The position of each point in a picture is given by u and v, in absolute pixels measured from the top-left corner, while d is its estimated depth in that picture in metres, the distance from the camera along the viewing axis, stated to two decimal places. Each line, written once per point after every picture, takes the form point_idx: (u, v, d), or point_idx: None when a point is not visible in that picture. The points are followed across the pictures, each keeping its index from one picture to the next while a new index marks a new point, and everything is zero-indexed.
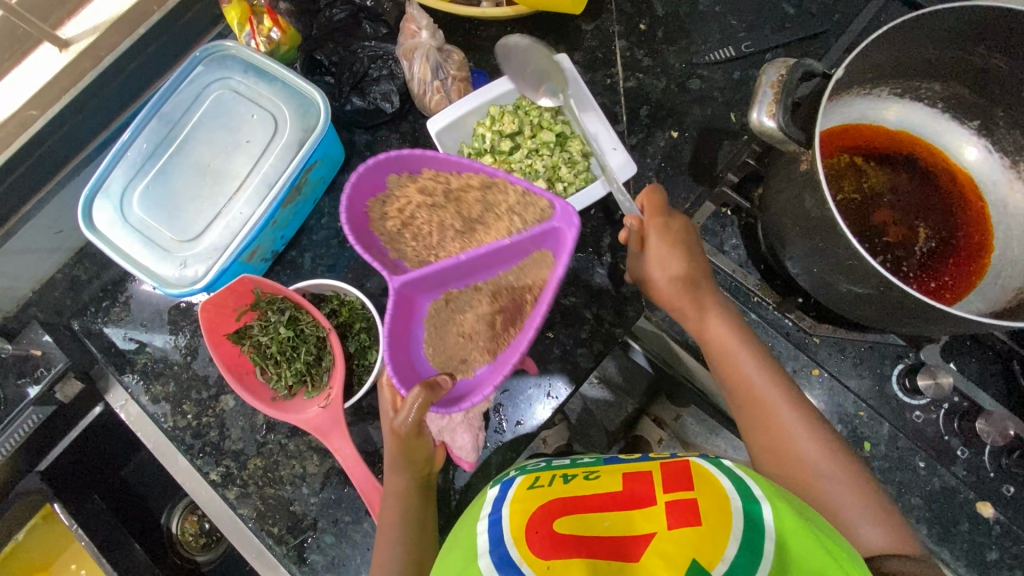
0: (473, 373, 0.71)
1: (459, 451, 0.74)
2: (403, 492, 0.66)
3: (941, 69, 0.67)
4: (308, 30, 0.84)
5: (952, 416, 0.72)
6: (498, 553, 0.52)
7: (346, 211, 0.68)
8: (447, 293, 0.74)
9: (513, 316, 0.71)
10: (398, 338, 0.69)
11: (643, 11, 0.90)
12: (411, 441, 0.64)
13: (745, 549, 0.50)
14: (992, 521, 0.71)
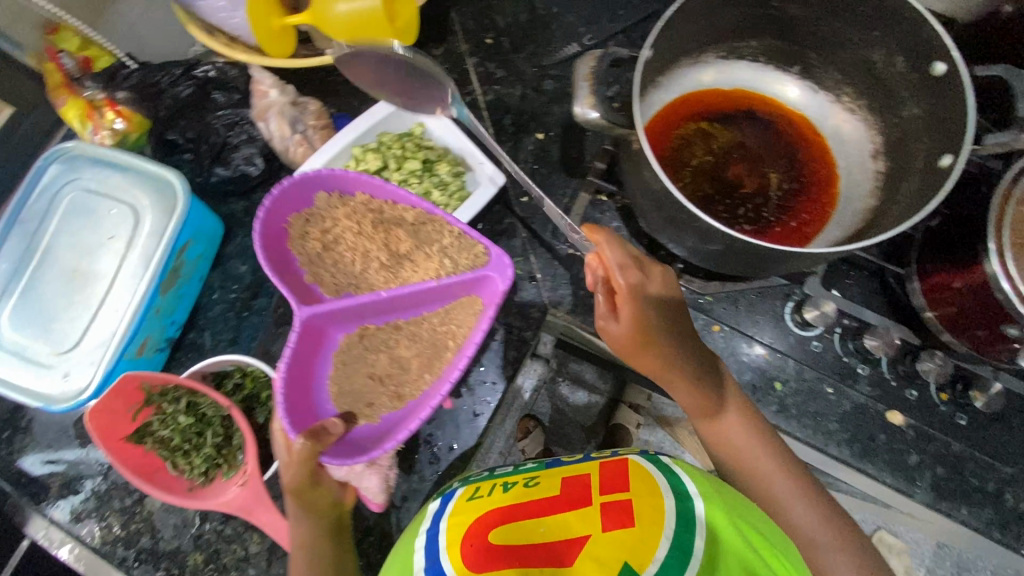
0: (380, 419, 0.73)
1: (367, 495, 0.73)
2: (309, 531, 0.65)
3: (747, 28, 0.72)
4: (154, 113, 0.82)
5: (845, 337, 0.77)
6: (431, 568, 0.51)
7: (260, 222, 0.72)
8: (361, 328, 0.77)
9: (433, 366, 0.74)
10: (302, 373, 0.73)
11: (485, 26, 0.94)
12: (304, 491, 0.65)
13: (676, 548, 0.48)
14: (905, 427, 0.75)
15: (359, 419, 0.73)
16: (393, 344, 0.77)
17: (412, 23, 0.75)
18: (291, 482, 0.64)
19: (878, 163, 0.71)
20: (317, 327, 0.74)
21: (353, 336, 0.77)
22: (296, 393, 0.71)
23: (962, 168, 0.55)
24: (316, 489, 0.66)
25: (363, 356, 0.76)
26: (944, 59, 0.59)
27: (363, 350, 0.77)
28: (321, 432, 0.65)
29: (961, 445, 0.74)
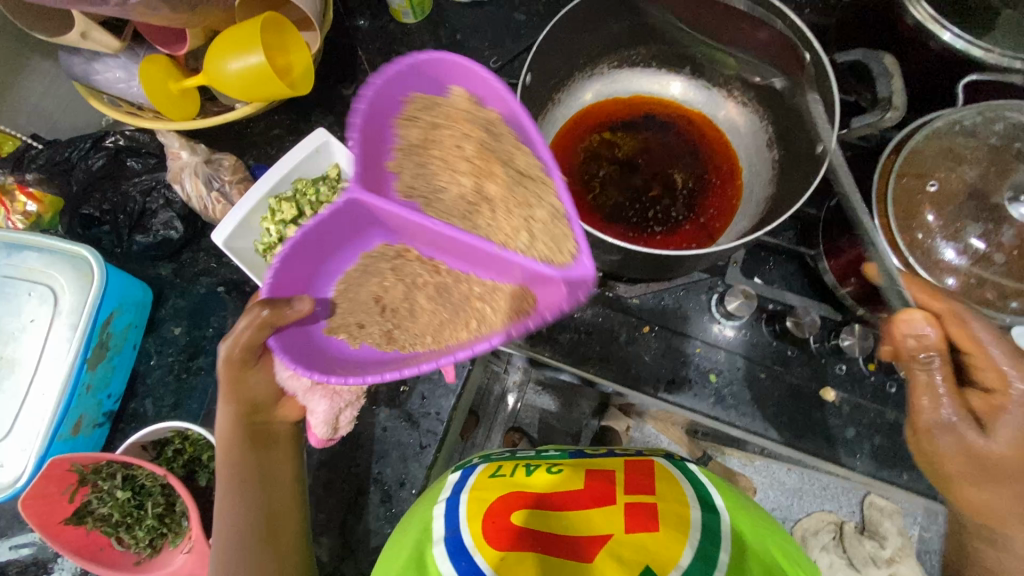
0: (358, 347, 0.66)
1: (311, 418, 0.70)
2: (232, 439, 0.66)
3: (632, 36, 0.76)
4: (68, 189, 0.82)
5: (771, 321, 0.78)
6: (452, 539, 0.55)
7: (371, 86, 0.56)
8: (401, 247, 0.68)
9: (439, 336, 0.64)
10: (316, 254, 0.65)
11: (393, 61, 0.95)
12: (237, 376, 0.65)
13: (699, 556, 0.52)
14: (839, 402, 0.77)
15: (332, 334, 0.66)
16: (414, 289, 0.66)
17: (305, 77, 0.75)
18: (227, 373, 0.64)
19: (773, 150, 0.73)
20: (374, 214, 0.64)
21: (388, 249, 0.68)
22: (299, 260, 0.64)
23: (827, 163, 0.60)
24: (250, 377, 0.66)
25: (382, 273, 0.67)
26: (810, 50, 0.62)
27: (382, 268, 0.67)
28: (282, 307, 0.59)
29: (894, 412, 0.77)
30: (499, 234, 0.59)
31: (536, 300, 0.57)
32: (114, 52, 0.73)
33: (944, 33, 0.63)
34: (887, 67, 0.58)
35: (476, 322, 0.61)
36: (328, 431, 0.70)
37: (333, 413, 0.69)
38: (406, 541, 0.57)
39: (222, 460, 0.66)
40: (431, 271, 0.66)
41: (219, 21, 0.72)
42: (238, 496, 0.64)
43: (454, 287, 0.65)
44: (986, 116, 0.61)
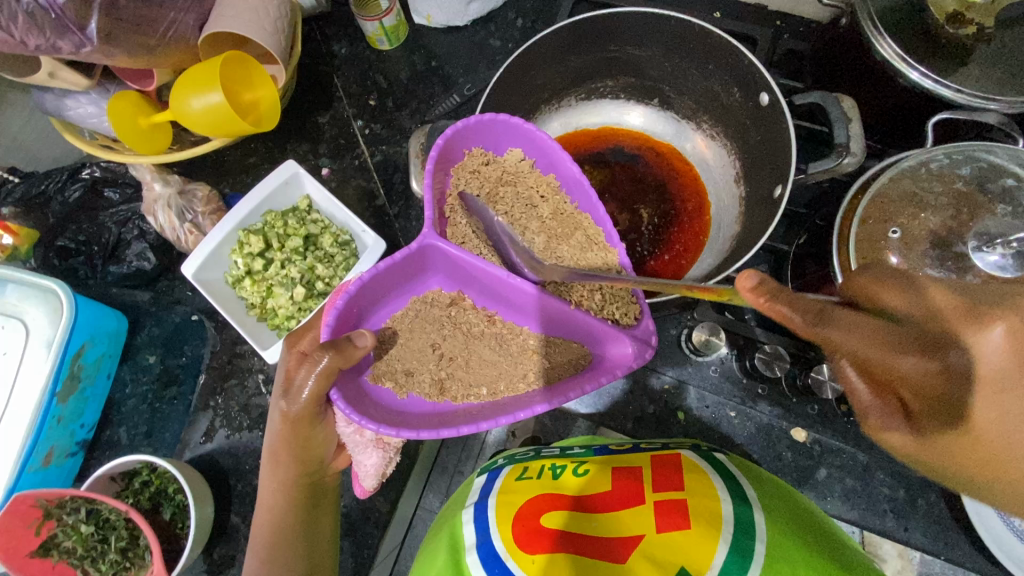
0: (406, 397, 0.64)
1: (360, 469, 0.69)
2: (279, 494, 0.65)
3: (599, 69, 0.77)
4: (45, 221, 0.85)
5: (741, 356, 0.77)
6: (483, 545, 0.54)
7: (445, 137, 0.62)
8: (457, 294, 0.69)
9: (496, 389, 0.64)
10: (371, 297, 0.64)
11: (369, 88, 0.94)
12: (302, 432, 0.62)
13: (735, 552, 0.49)
14: (809, 442, 0.76)
15: (379, 380, 0.64)
16: (471, 340, 0.67)
17: (271, 113, 0.76)
18: (288, 428, 0.61)
19: (740, 186, 0.75)
20: (437, 260, 0.66)
21: (443, 296, 0.68)
22: (362, 300, 0.63)
23: (785, 204, 0.61)
24: (309, 433, 0.62)
25: (438, 321, 0.67)
26: (767, 90, 0.64)
27: (436, 316, 0.68)
28: (350, 348, 0.55)
29: (866, 453, 0.75)
30: (569, 293, 0.65)
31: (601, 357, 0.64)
32: (84, 89, 0.74)
33: (911, 73, 0.62)
34: (844, 111, 0.58)
35: (533, 375, 0.64)
36: (375, 482, 0.70)
37: (384, 463, 0.69)
38: (440, 549, 0.57)
39: (268, 524, 0.65)
40: (486, 321, 0.68)
41: (184, 59, 0.73)
42: (282, 553, 0.64)
43: (511, 339, 0.67)
44: (955, 158, 0.59)
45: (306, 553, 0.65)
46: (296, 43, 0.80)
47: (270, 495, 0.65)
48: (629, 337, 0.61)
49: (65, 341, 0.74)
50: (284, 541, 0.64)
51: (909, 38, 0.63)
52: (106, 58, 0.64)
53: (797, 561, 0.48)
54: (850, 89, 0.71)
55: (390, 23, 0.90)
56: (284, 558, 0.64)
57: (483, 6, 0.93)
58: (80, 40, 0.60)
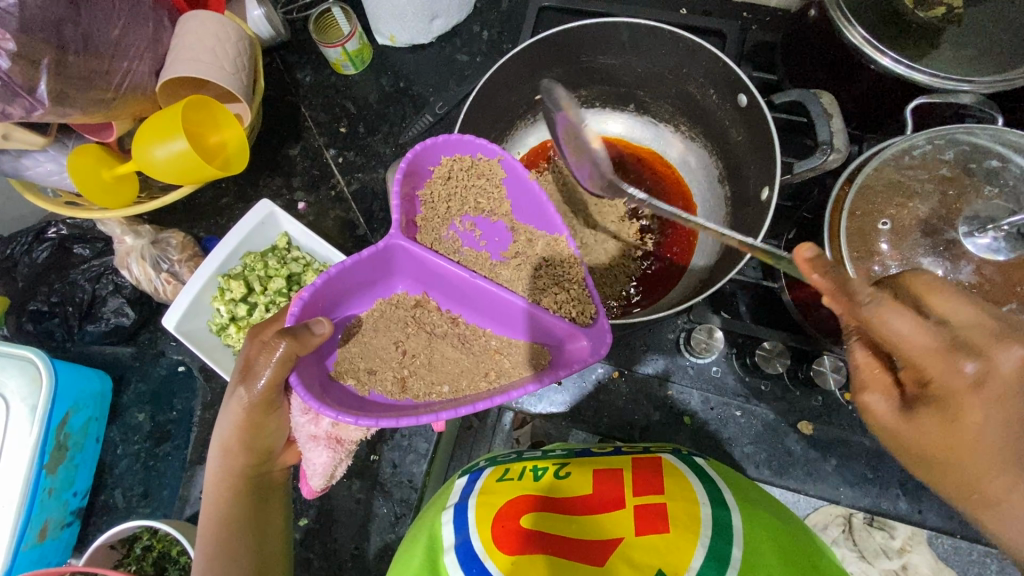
0: (368, 394, 0.61)
1: (308, 467, 0.64)
2: (229, 488, 0.60)
3: (572, 80, 0.77)
4: (15, 286, 0.82)
5: (741, 356, 0.76)
6: (462, 546, 0.53)
7: (416, 152, 0.63)
8: (423, 297, 0.67)
9: (458, 386, 0.61)
10: (337, 295, 0.63)
11: (338, 115, 0.92)
12: (256, 419, 0.58)
13: (712, 556, 0.48)
14: (817, 435, 0.76)
15: (339, 378, 0.61)
16: (434, 340, 0.65)
17: (239, 154, 0.74)
18: (242, 413, 0.57)
19: (725, 186, 0.75)
20: (402, 261, 0.65)
21: (408, 298, 0.67)
22: (328, 299, 0.62)
23: (776, 204, 0.60)
24: (263, 420, 0.59)
25: (402, 320, 0.65)
26: (744, 91, 0.64)
27: (400, 316, 0.65)
28: (306, 334, 0.54)
29: (874, 440, 0.75)
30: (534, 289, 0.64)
31: (559, 357, 0.62)
32: (41, 148, 0.70)
33: (883, 59, 0.61)
34: (824, 107, 0.59)
35: (497, 373, 0.62)
36: (323, 482, 0.65)
37: (333, 465, 0.64)
38: (417, 550, 0.56)
39: (211, 521, 0.59)
40: (451, 323, 0.67)
41: (143, 108, 0.71)
42: (229, 554, 0.58)
43: (475, 340, 0.66)
44: (937, 143, 0.58)
45: (256, 550, 0.59)
46: (257, 78, 0.78)
47: (217, 488, 0.60)
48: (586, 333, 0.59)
49: (47, 411, 0.72)
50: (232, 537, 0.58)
51: (880, 25, 0.62)
52: (62, 118, 0.62)
53: (772, 564, 0.48)
54: (823, 80, 0.71)
55: (353, 47, 0.87)
56: (230, 554, 0.58)
57: (447, 21, 0.91)
58: (29, 103, 0.57)
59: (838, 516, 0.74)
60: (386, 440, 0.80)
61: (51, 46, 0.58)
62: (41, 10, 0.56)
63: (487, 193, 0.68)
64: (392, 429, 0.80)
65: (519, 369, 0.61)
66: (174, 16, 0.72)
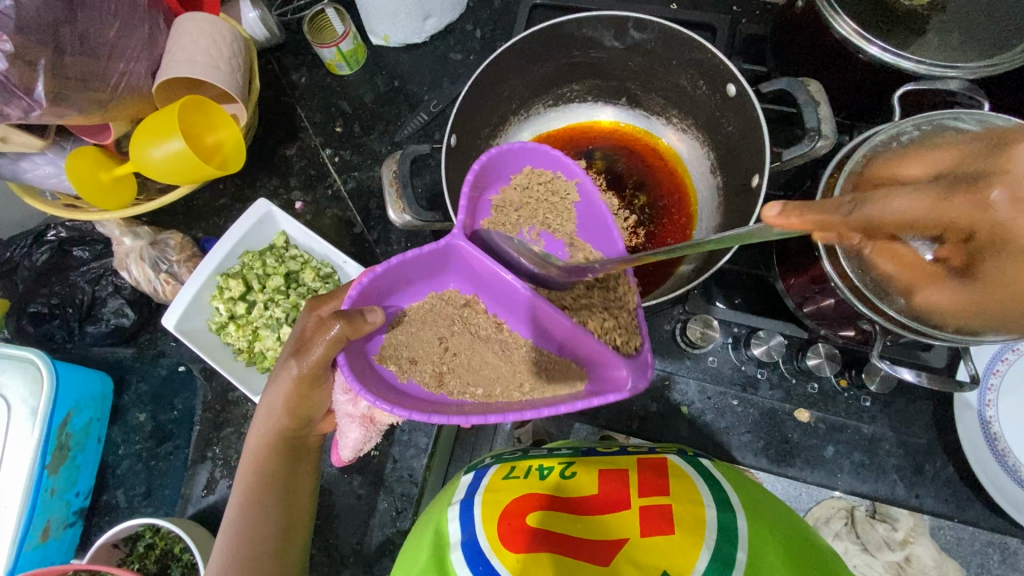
0: (405, 382, 0.60)
1: (341, 440, 0.65)
2: (269, 446, 0.62)
3: (565, 75, 0.77)
4: (15, 289, 0.82)
5: (737, 347, 0.77)
6: (468, 543, 0.53)
7: (497, 155, 0.60)
8: (472, 298, 0.65)
9: (493, 392, 0.60)
10: (396, 287, 0.61)
11: (334, 115, 0.93)
12: (302, 392, 0.60)
13: (716, 558, 0.49)
14: (814, 422, 0.76)
15: (383, 362, 0.60)
16: (477, 343, 0.62)
17: (236, 153, 0.74)
18: (290, 383, 0.58)
19: (717, 177, 0.76)
20: (459, 261, 0.62)
21: (458, 296, 0.64)
22: (382, 288, 0.60)
23: (765, 190, 0.61)
24: (309, 392, 0.60)
25: (449, 318, 0.63)
26: (733, 81, 0.65)
27: (450, 313, 0.63)
28: (360, 321, 0.54)
29: (870, 426, 0.75)
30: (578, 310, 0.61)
31: (596, 380, 0.59)
32: (39, 150, 0.71)
33: (870, 48, 0.62)
34: (811, 94, 0.61)
35: (530, 385, 0.60)
36: (352, 454, 0.67)
37: (365, 440, 0.65)
38: (424, 547, 0.56)
39: (251, 471, 0.62)
40: (494, 327, 0.64)
41: (140, 109, 0.71)
42: (257, 510, 0.61)
43: (514, 347, 0.63)
44: (924, 129, 0.59)
45: (285, 509, 0.63)
46: (253, 78, 0.78)
47: (259, 442, 0.62)
48: (626, 362, 0.56)
49: (48, 411, 0.72)
50: (265, 493, 0.62)
51: (866, 14, 0.63)
52: (59, 118, 0.62)
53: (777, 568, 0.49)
54: (812, 71, 0.71)
55: (347, 48, 0.88)
56: (261, 508, 0.61)
57: (439, 20, 0.91)
58: (28, 104, 0.58)
59: (840, 508, 0.76)
60: (386, 436, 0.80)
61: (48, 48, 0.59)
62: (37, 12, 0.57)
63: (557, 208, 0.65)
64: (392, 425, 0.81)
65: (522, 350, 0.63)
66: (169, 18, 0.73)
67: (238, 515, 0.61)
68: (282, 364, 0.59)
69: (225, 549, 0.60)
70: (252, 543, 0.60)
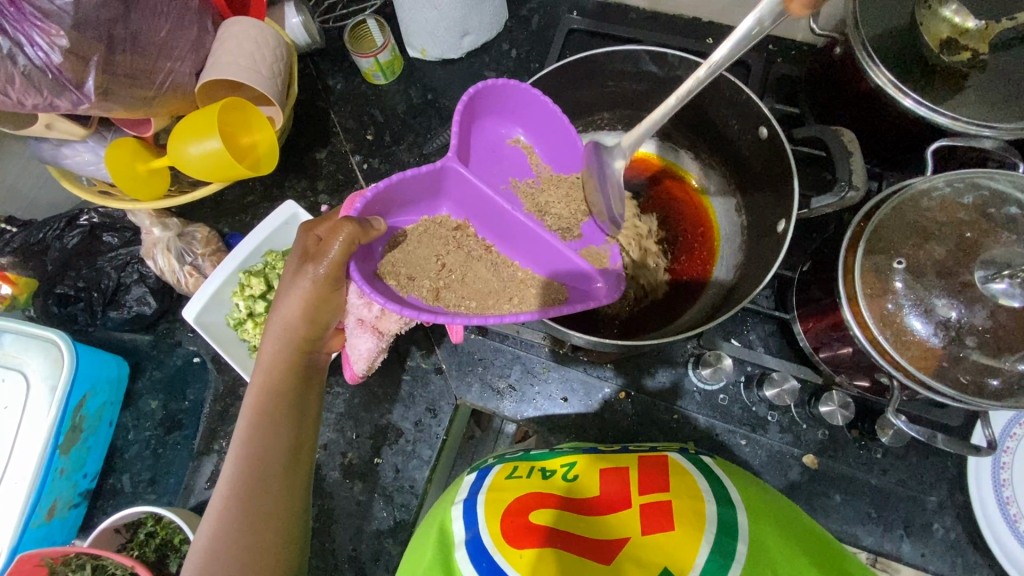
0: (406, 296, 0.64)
1: (353, 353, 0.71)
2: (283, 360, 0.63)
3: (598, 102, 0.79)
4: (44, 269, 0.84)
5: (749, 387, 0.76)
6: (472, 540, 0.53)
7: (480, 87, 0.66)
8: (463, 222, 0.70)
9: (484, 304, 0.65)
10: (393, 203, 0.67)
11: (366, 123, 0.94)
12: (323, 295, 0.62)
13: (716, 552, 0.49)
14: (822, 469, 0.74)
15: (382, 277, 0.65)
16: (471, 260, 0.68)
17: (270, 154, 0.76)
18: (309, 289, 0.61)
19: (742, 216, 0.76)
20: (452, 187, 0.68)
21: (450, 220, 0.69)
22: (382, 203, 0.66)
23: (793, 234, 0.61)
24: (330, 297, 0.63)
25: (444, 239, 0.68)
26: (765, 124, 0.65)
27: (443, 235, 0.68)
28: (369, 227, 0.60)
29: (879, 479, 0.73)
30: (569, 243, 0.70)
31: (569, 296, 0.67)
32: (80, 138, 0.73)
33: (905, 100, 0.61)
34: (844, 145, 0.62)
35: (520, 299, 0.66)
36: (365, 366, 0.73)
37: (376, 351, 0.71)
38: (428, 545, 0.56)
39: (264, 386, 0.61)
40: (485, 250, 0.70)
41: (182, 106, 0.73)
42: (271, 427, 0.60)
43: (505, 268, 0.69)
44: (956, 186, 0.60)
45: (296, 430, 0.61)
46: (292, 83, 0.80)
47: (275, 356, 0.63)
48: (601, 276, 0.68)
49: (66, 392, 0.74)
50: (279, 408, 0.61)
51: (903, 66, 0.63)
52: (104, 111, 0.64)
53: (778, 565, 0.49)
54: (845, 116, 0.71)
55: (385, 58, 0.90)
56: (274, 426, 0.60)
57: (477, 38, 0.93)
58: (77, 97, 0.60)
59: None
60: (391, 444, 0.80)
61: (102, 45, 0.60)
62: (94, 10, 0.58)
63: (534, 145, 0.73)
64: (397, 433, 0.81)
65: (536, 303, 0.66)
66: (217, 21, 0.75)
67: (250, 435, 0.59)
68: (297, 274, 0.61)
69: (237, 466, 0.58)
70: (263, 464, 0.58)
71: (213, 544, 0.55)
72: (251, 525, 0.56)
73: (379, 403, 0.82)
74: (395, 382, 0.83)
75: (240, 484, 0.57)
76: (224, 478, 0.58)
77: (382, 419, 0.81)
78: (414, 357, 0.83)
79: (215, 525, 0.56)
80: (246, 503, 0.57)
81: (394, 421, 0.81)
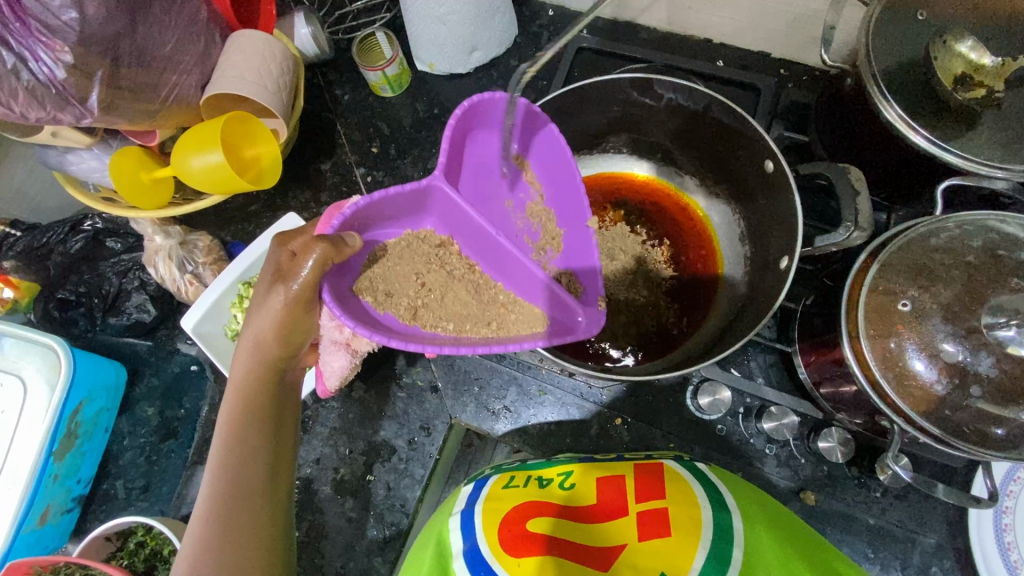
0: (381, 313, 0.64)
1: (325, 369, 0.71)
2: (256, 378, 0.62)
3: (605, 126, 0.78)
4: (46, 272, 0.85)
5: (747, 418, 0.75)
6: (470, 551, 0.53)
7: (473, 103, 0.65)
8: (446, 238, 0.70)
9: (462, 326, 0.65)
10: (374, 217, 0.66)
11: (372, 135, 0.94)
12: (295, 315, 0.61)
13: (714, 558, 0.49)
14: (818, 505, 0.73)
15: (358, 294, 0.64)
16: (452, 281, 0.67)
17: (273, 167, 0.76)
18: (280, 309, 0.60)
19: (745, 246, 0.76)
20: (437, 204, 0.68)
21: (434, 236, 0.70)
22: (364, 219, 0.65)
23: (796, 271, 0.59)
24: (302, 316, 0.62)
25: (426, 256, 0.68)
26: (772, 158, 0.64)
27: (425, 252, 0.68)
28: (342, 245, 0.59)
29: (876, 518, 0.72)
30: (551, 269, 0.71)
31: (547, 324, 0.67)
32: (86, 146, 0.73)
33: (915, 137, 0.60)
34: (852, 184, 0.61)
35: (498, 324, 0.66)
36: (338, 382, 0.73)
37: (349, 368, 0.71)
38: (426, 554, 0.56)
39: (236, 405, 0.60)
40: (467, 268, 0.70)
41: (186, 119, 0.73)
42: (244, 444, 0.59)
43: (485, 288, 0.69)
44: (966, 228, 0.58)
45: (272, 445, 0.60)
46: (298, 95, 0.80)
47: (245, 374, 0.62)
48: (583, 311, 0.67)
49: (61, 398, 0.74)
50: (254, 425, 0.60)
51: (914, 101, 0.62)
52: (108, 123, 0.64)
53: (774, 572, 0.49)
54: (856, 147, 0.70)
55: (393, 72, 0.89)
56: (249, 443, 0.59)
57: (486, 54, 0.92)
58: (79, 112, 0.60)
59: None
60: (383, 462, 0.80)
61: (107, 59, 0.60)
62: (100, 26, 0.58)
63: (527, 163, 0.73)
64: (391, 450, 0.80)
65: (517, 329, 0.66)
66: (225, 33, 0.76)
67: (223, 456, 0.58)
68: (267, 293, 0.60)
69: (214, 486, 0.57)
70: (240, 481, 0.58)
71: (194, 561, 0.55)
72: (230, 542, 0.55)
73: (373, 419, 0.82)
74: (390, 399, 0.82)
75: (218, 502, 0.57)
76: (202, 498, 0.58)
77: (375, 436, 0.81)
78: (410, 374, 0.83)
79: (195, 544, 0.55)
80: (223, 521, 0.56)
81: (387, 438, 0.81)
